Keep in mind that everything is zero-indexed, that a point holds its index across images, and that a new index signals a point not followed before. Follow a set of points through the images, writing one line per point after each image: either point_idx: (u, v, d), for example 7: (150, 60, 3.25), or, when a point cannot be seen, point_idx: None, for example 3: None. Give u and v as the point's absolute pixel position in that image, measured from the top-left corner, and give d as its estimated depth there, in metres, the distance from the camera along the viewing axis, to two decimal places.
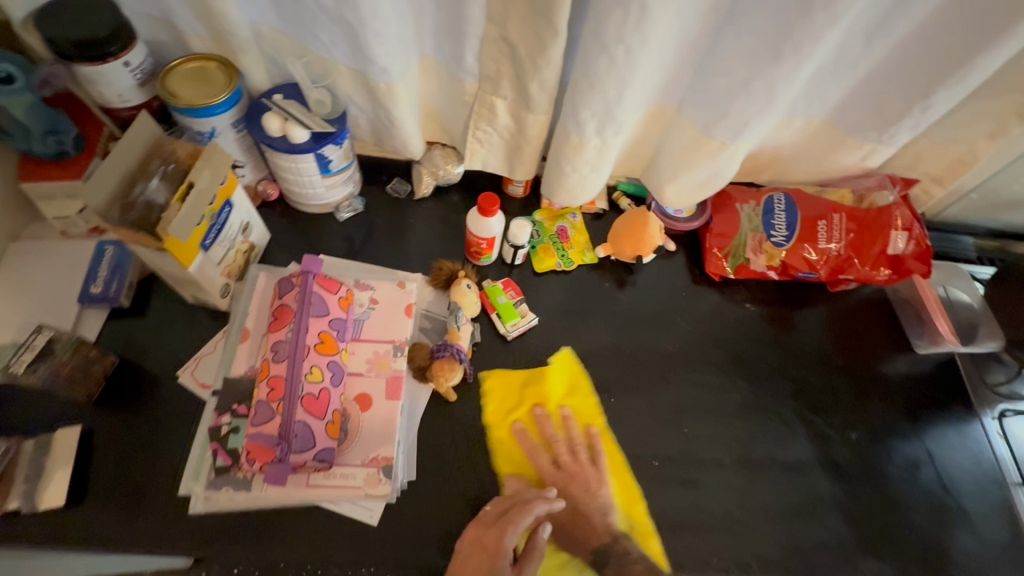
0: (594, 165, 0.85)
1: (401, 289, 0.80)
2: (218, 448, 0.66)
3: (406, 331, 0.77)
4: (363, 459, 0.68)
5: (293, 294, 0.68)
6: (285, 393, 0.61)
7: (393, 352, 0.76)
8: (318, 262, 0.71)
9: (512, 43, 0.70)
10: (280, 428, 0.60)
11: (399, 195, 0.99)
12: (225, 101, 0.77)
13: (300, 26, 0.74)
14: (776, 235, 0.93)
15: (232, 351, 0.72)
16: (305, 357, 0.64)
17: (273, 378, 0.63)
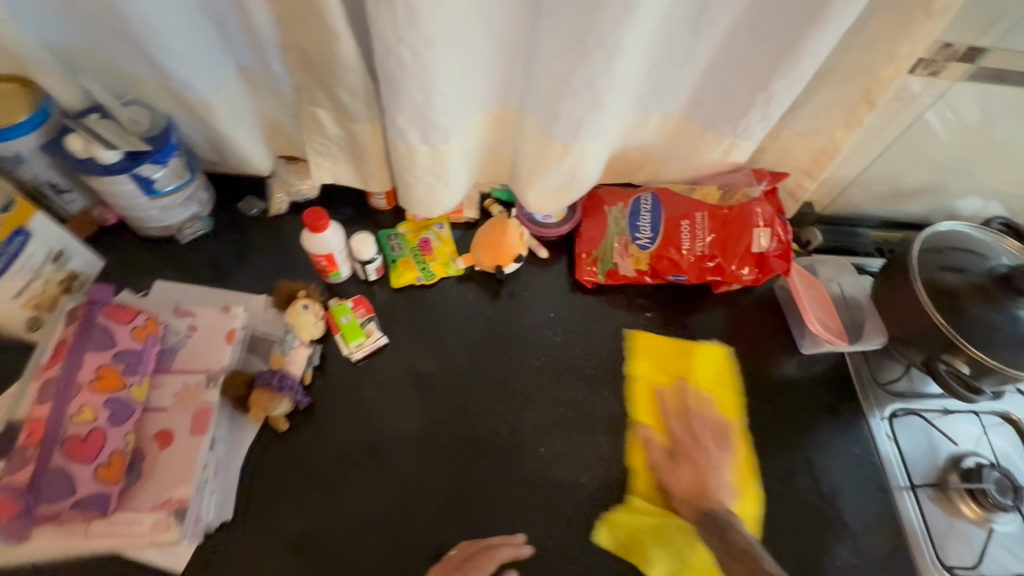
0: (435, 173, 0.81)
1: (224, 313, 0.76)
2: None
3: (224, 358, 0.72)
4: (153, 504, 0.62)
5: (74, 328, 0.64)
6: (43, 436, 0.57)
7: (205, 383, 0.71)
8: (108, 289, 0.66)
9: (307, 49, 0.66)
10: (32, 476, 0.55)
11: (250, 213, 0.94)
12: (24, 123, 0.72)
13: (90, 41, 0.69)
14: (641, 237, 0.89)
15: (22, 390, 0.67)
16: (75, 395, 0.59)
17: (34, 421, 0.58)
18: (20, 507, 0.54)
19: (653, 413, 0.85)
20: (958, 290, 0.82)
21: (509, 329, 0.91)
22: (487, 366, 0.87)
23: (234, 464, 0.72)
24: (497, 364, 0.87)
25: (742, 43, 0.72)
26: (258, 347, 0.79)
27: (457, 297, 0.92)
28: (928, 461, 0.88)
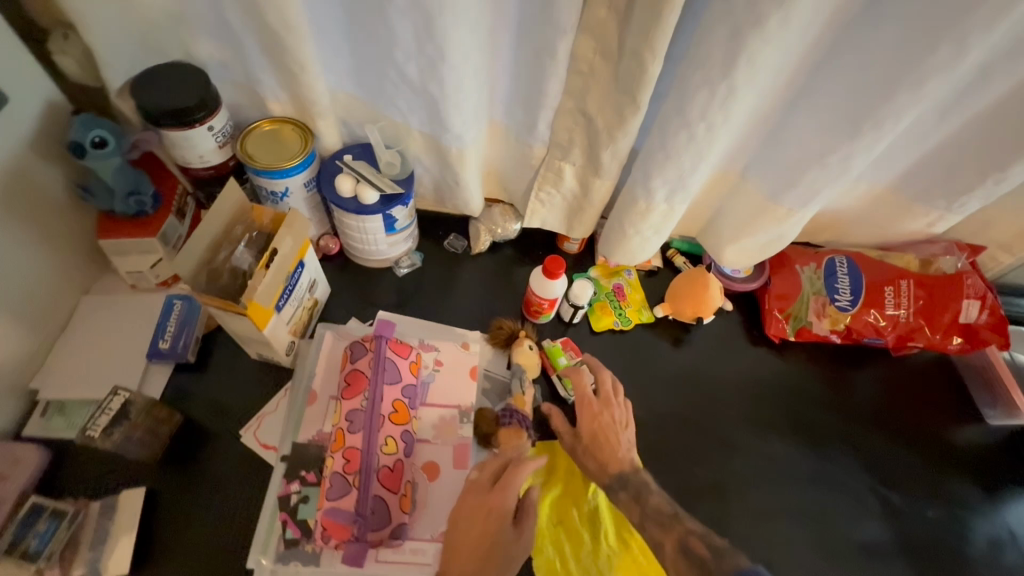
0: (657, 229, 0.85)
1: (466, 352, 0.80)
2: (287, 519, 0.65)
3: (471, 396, 0.76)
4: (432, 534, 0.66)
5: (366, 360, 0.68)
6: (361, 466, 0.60)
7: (459, 418, 0.74)
8: (390, 326, 0.72)
9: (589, 115, 0.71)
10: (358, 504, 0.59)
11: (456, 250, 0.99)
12: (299, 164, 0.79)
13: (379, 94, 0.76)
14: (841, 298, 0.91)
15: (302, 413, 0.73)
16: (380, 427, 0.63)
17: (348, 450, 0.62)
18: (354, 533, 0.59)
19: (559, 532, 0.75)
20: None
21: (701, 380, 0.93)
22: (687, 417, 0.90)
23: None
24: (695, 413, 0.90)
25: (985, 127, 0.75)
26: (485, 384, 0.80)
27: (650, 344, 0.95)
28: None
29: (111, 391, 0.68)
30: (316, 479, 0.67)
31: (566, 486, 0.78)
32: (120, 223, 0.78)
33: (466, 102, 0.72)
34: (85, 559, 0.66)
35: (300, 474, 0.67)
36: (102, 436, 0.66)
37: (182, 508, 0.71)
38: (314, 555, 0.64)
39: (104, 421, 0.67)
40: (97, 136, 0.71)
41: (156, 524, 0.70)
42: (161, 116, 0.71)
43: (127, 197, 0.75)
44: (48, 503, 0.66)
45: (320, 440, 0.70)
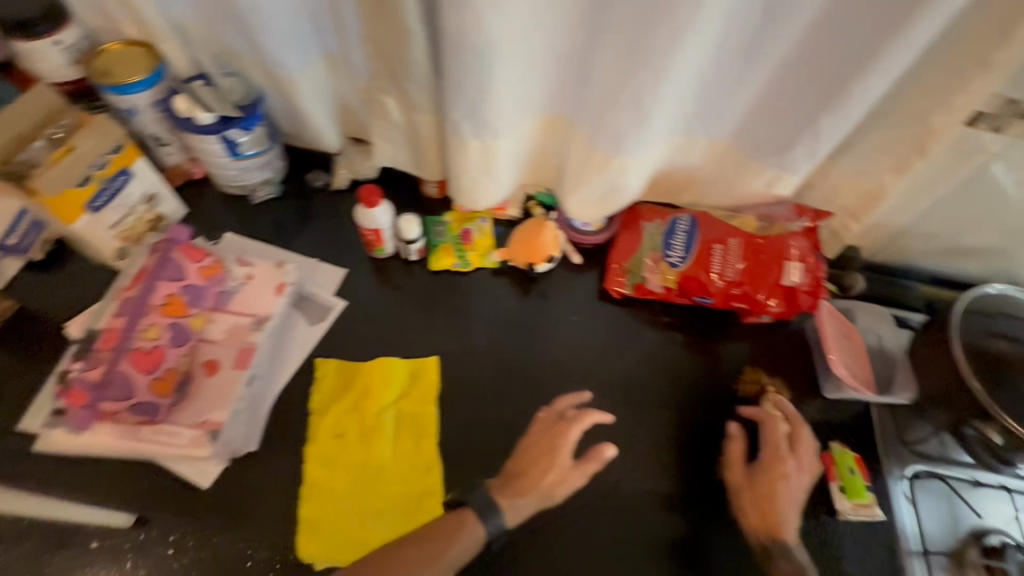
0: (483, 168, 0.86)
1: (277, 268, 0.82)
2: (60, 391, 0.69)
3: (268, 306, 0.80)
4: (191, 422, 0.70)
5: (152, 257, 0.74)
6: (115, 345, 0.68)
7: (251, 326, 0.78)
8: (185, 231, 0.76)
9: (384, 41, 0.73)
10: (101, 377, 0.67)
11: (315, 184, 1.03)
12: (141, 81, 0.84)
13: (208, 18, 0.81)
14: (673, 255, 0.90)
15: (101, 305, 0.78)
16: (146, 314, 0.71)
17: (110, 329, 0.70)
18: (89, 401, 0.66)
19: (336, 455, 0.78)
20: (1009, 359, 0.78)
21: (533, 326, 0.94)
22: (507, 358, 0.90)
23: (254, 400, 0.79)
24: (513, 356, 0.90)
25: (794, 76, 0.74)
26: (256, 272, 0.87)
27: (488, 289, 0.97)
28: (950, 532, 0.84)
29: None
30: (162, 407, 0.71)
31: (352, 401, 0.81)
32: None
33: (276, 24, 0.75)
34: None
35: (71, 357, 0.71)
36: None
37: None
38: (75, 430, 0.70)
39: None
40: None
41: None
42: (10, 28, 0.79)
43: None
44: None
45: (99, 330, 0.71)
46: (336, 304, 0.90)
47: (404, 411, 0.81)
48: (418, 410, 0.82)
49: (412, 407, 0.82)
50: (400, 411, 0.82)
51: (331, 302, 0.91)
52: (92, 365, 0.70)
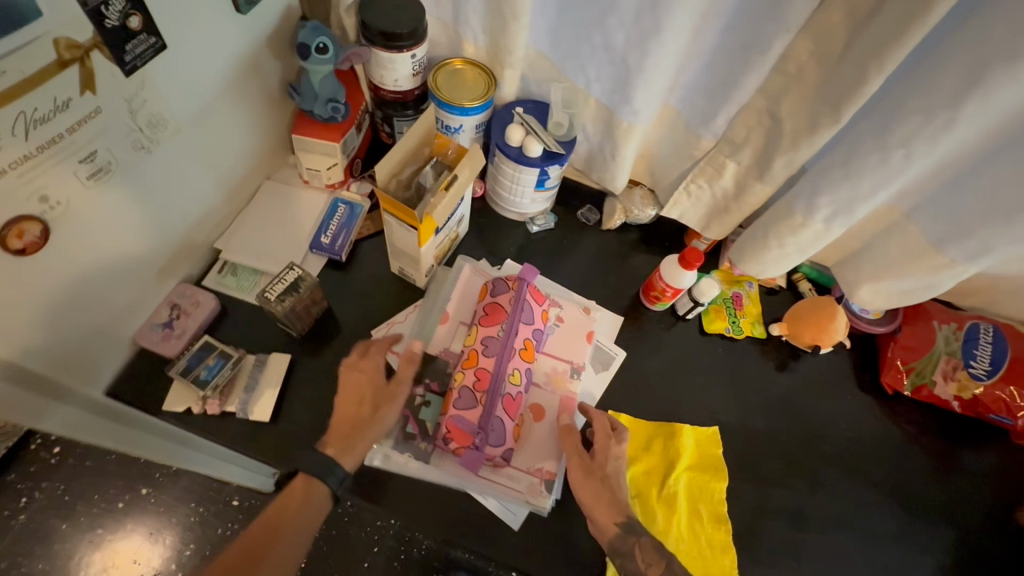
0: (802, 249, 0.84)
1: (586, 317, 0.89)
2: (410, 416, 0.78)
3: (583, 356, 0.86)
4: (529, 467, 0.78)
5: (507, 297, 0.78)
6: (490, 387, 0.72)
7: (569, 373, 0.85)
8: (532, 272, 0.80)
9: (778, 118, 0.71)
10: (481, 419, 0.72)
11: (586, 221, 1.02)
12: (478, 106, 0.84)
13: (569, 56, 0.80)
14: (976, 366, 0.87)
15: (433, 329, 0.84)
16: (510, 358, 0.75)
17: (480, 370, 0.73)
18: (476, 442, 0.71)
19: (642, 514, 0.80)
20: None
21: (802, 408, 0.92)
22: (781, 439, 0.89)
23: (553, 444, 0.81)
24: (787, 437, 0.89)
25: None
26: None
27: (756, 359, 0.95)
28: None
29: (288, 265, 0.77)
30: (437, 388, 0.79)
31: (648, 465, 0.83)
32: (314, 123, 0.87)
33: (658, 81, 0.73)
34: (238, 399, 0.78)
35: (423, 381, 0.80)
36: (277, 299, 0.75)
37: (314, 383, 0.82)
38: (424, 452, 0.77)
39: (279, 288, 0.76)
40: (320, 43, 0.78)
41: (291, 388, 0.81)
42: (376, 37, 0.78)
43: (326, 102, 0.84)
44: (218, 345, 0.78)
45: (449, 356, 0.82)
46: (618, 354, 0.91)
47: (693, 480, 0.83)
48: (707, 480, 0.83)
49: (700, 477, 0.83)
50: (689, 478, 0.82)
51: (611, 350, 0.91)
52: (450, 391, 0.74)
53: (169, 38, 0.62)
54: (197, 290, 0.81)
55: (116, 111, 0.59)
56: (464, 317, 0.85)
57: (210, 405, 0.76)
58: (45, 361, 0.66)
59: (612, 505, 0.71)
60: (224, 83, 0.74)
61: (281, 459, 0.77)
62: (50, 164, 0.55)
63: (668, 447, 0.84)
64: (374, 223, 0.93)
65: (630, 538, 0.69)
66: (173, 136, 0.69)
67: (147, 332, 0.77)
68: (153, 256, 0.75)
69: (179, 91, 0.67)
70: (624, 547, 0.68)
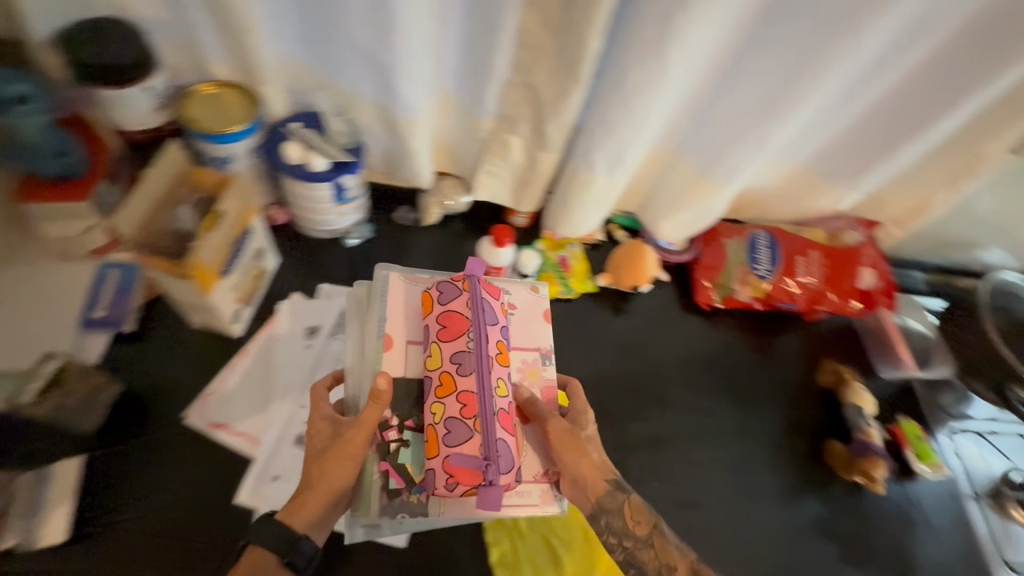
0: (598, 201, 0.91)
1: (538, 294, 0.77)
2: (388, 469, 0.64)
3: (549, 338, 0.76)
4: (534, 475, 0.70)
5: (461, 300, 0.67)
6: (480, 410, 0.62)
7: (541, 360, 0.75)
8: (479, 265, 0.70)
9: (536, 88, 0.75)
10: (483, 448, 0.62)
11: (405, 223, 1.00)
12: (242, 130, 0.77)
13: (326, 61, 0.76)
14: (760, 268, 1.01)
15: (379, 359, 0.67)
16: (489, 370, 0.65)
17: (462, 394, 0.63)
18: (487, 477, 0.61)
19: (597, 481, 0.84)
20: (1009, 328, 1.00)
21: (639, 343, 1.01)
22: (627, 378, 0.96)
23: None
24: (632, 375, 0.97)
25: (880, 113, 0.86)
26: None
27: (593, 312, 1.01)
28: (986, 476, 1.03)
29: (41, 356, 0.66)
30: (416, 425, 0.66)
31: None
32: (44, 185, 0.74)
33: (417, 72, 0.74)
34: (18, 531, 0.65)
35: (395, 420, 0.65)
36: (33, 400, 0.64)
37: (125, 478, 0.71)
38: (420, 506, 0.63)
39: (34, 386, 0.64)
40: (16, 92, 0.66)
41: (95, 492, 0.69)
42: (91, 74, 0.68)
43: (51, 157, 0.71)
44: None
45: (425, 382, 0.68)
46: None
47: None
48: None
49: None
50: None
51: None
52: (434, 428, 0.63)
53: None
54: None
55: None
56: (410, 335, 0.69)
57: None
58: None
59: (600, 465, 0.68)
60: None
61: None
62: None
63: None
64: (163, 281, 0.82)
65: (618, 495, 0.67)
66: None
67: None
68: None
69: None
70: (614, 503, 0.66)
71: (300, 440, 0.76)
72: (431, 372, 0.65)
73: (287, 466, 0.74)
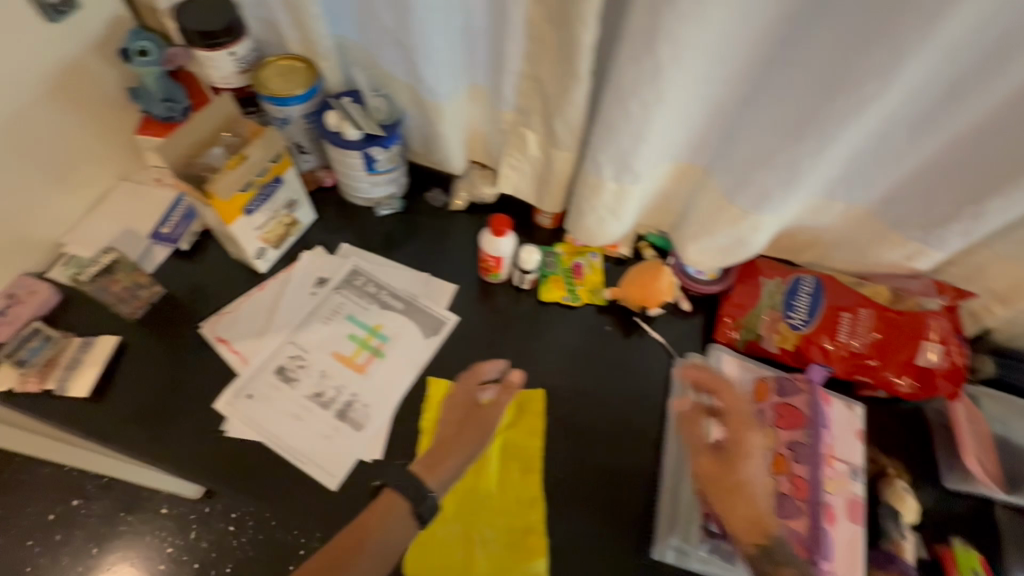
0: (612, 210, 0.87)
1: (850, 411, 0.82)
2: (711, 513, 0.75)
3: (862, 456, 0.79)
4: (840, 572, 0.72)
5: (801, 400, 0.77)
6: (811, 496, 0.69)
7: (850, 474, 0.77)
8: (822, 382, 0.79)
9: (544, 82, 0.75)
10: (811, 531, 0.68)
11: (434, 204, 1.06)
12: (299, 95, 0.89)
13: (369, 43, 0.85)
14: (795, 316, 0.87)
15: (708, 424, 0.82)
16: (821, 466, 0.72)
17: (795, 478, 0.71)
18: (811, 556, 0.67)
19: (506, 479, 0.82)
20: None
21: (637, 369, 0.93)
22: (612, 400, 0.90)
23: (371, 417, 0.83)
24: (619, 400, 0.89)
25: (966, 152, 0.70)
26: (373, 291, 0.95)
27: (597, 326, 0.96)
28: None
29: (105, 250, 0.82)
30: None
31: None
32: (153, 123, 0.94)
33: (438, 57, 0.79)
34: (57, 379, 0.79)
35: None
36: (89, 281, 0.80)
37: (143, 362, 0.85)
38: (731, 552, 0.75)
39: (93, 270, 0.80)
40: (140, 46, 0.86)
41: (121, 371, 0.84)
42: (193, 38, 0.85)
43: (160, 101, 0.91)
44: (45, 329, 0.82)
45: None
46: (449, 321, 0.93)
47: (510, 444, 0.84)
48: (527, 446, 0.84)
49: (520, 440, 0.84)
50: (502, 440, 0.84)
51: (445, 316, 0.94)
52: (763, 496, 0.72)
53: None
54: (33, 280, 0.86)
55: None
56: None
57: (31, 383, 0.78)
58: None
59: None
60: (42, 85, 0.81)
61: (91, 432, 0.80)
62: None
63: None
64: None
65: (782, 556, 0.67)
66: None
67: None
68: None
69: None
70: None
71: (279, 371, 0.85)
72: (765, 450, 0.75)
73: (262, 390, 0.84)
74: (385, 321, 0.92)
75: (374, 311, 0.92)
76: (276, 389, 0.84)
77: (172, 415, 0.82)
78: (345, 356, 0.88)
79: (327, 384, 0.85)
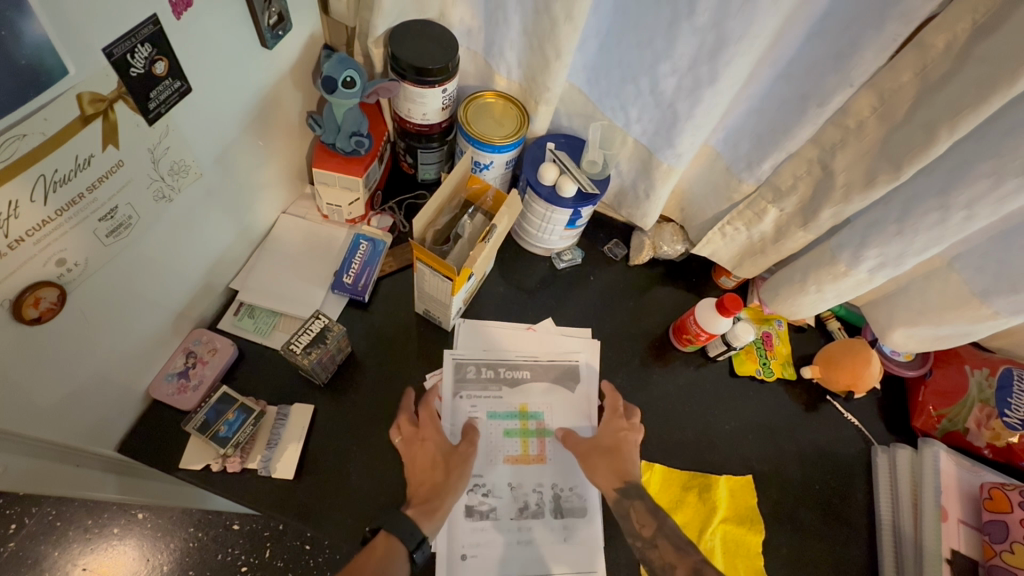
0: (842, 294, 0.81)
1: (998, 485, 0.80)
2: None
3: None
4: None
5: None
6: None
7: None
8: None
9: (831, 170, 0.69)
10: None
11: (613, 256, 0.98)
12: (511, 143, 0.80)
13: (609, 93, 0.76)
14: (1012, 415, 0.84)
15: (938, 529, 0.79)
16: None
17: None
18: None
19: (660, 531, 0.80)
20: None
21: (833, 453, 0.90)
22: (814, 488, 0.87)
23: (587, 497, 0.79)
24: (822, 487, 0.87)
25: None
26: (491, 374, 0.83)
27: (789, 403, 0.93)
28: None
29: (314, 315, 0.76)
30: None
31: (685, 518, 0.81)
32: (334, 156, 0.81)
33: (705, 127, 0.70)
34: (260, 455, 0.74)
35: None
36: (303, 352, 0.74)
37: (337, 432, 0.78)
38: None
39: (305, 339, 0.74)
40: (346, 76, 0.73)
41: (316, 441, 0.77)
42: (407, 71, 0.73)
43: (350, 135, 0.78)
44: (237, 397, 0.74)
45: (973, 560, 0.78)
46: (582, 353, 0.88)
47: (729, 538, 0.81)
48: (745, 539, 0.81)
49: (737, 532, 0.81)
50: (720, 534, 0.80)
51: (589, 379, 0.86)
52: None
53: (196, 81, 0.58)
54: (213, 336, 0.78)
55: (139, 161, 0.55)
56: (964, 517, 0.81)
57: (231, 463, 0.72)
58: (58, 430, 0.62)
59: None
60: (249, 122, 0.70)
61: (292, 513, 0.73)
62: (70, 226, 0.51)
63: (703, 500, 0.82)
64: (397, 259, 0.90)
65: (625, 502, 0.73)
66: (195, 180, 0.64)
67: (161, 384, 0.74)
68: (169, 301, 0.70)
69: (205, 135, 0.63)
70: None
71: (470, 512, 0.76)
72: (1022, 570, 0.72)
73: (473, 542, 0.74)
74: (526, 399, 0.83)
75: (507, 394, 0.82)
76: (483, 534, 0.75)
77: (378, 497, 0.75)
78: (518, 456, 0.80)
79: (524, 493, 0.78)
